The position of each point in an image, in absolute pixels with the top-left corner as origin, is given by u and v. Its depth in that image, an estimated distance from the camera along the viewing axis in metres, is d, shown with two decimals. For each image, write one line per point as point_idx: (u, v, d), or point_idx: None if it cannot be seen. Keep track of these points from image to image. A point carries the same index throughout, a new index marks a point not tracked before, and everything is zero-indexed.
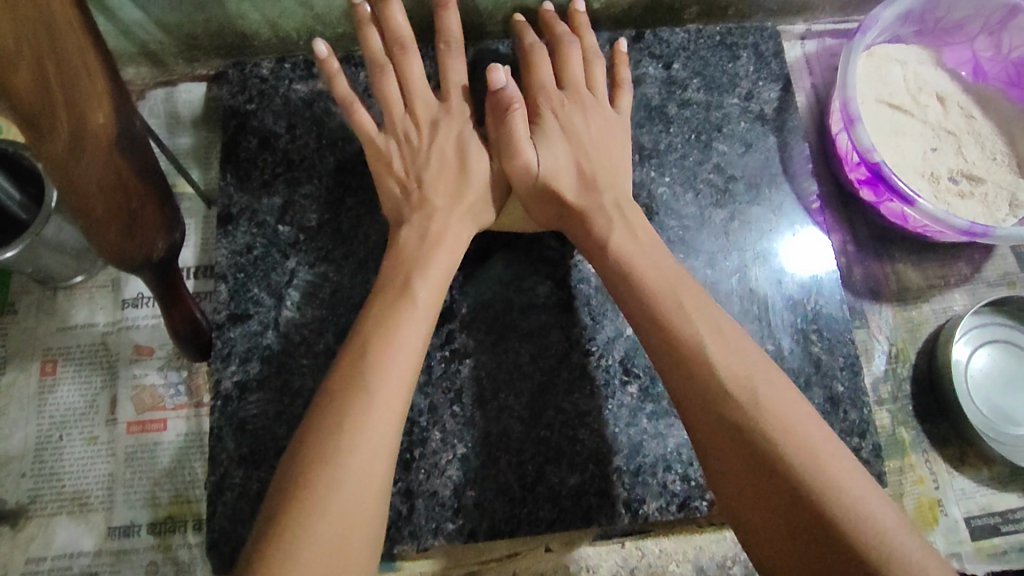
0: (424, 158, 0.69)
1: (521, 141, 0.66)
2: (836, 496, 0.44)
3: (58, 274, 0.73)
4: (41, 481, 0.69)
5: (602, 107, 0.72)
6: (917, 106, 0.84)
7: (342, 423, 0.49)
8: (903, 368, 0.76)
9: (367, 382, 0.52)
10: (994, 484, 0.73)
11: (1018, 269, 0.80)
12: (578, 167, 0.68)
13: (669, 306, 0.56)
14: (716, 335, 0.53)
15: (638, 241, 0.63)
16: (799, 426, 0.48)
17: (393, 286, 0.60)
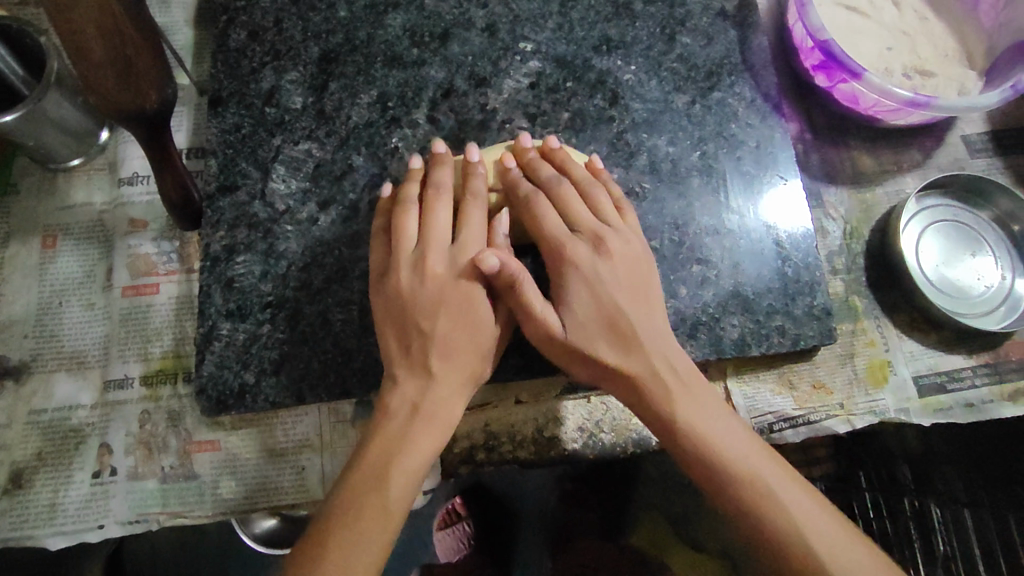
0: (442, 280, 0.64)
1: (545, 314, 0.62)
2: (774, 485, 0.56)
3: (59, 154, 0.79)
4: (42, 342, 0.74)
5: (625, 235, 0.68)
6: (873, 9, 0.89)
7: (393, 443, 0.58)
8: (857, 245, 0.81)
9: (424, 407, 0.60)
10: (941, 347, 0.78)
11: (966, 154, 0.86)
12: (611, 319, 0.63)
13: (631, 306, 0.64)
14: (666, 339, 0.63)
15: (686, 383, 0.61)
16: (719, 415, 0.59)
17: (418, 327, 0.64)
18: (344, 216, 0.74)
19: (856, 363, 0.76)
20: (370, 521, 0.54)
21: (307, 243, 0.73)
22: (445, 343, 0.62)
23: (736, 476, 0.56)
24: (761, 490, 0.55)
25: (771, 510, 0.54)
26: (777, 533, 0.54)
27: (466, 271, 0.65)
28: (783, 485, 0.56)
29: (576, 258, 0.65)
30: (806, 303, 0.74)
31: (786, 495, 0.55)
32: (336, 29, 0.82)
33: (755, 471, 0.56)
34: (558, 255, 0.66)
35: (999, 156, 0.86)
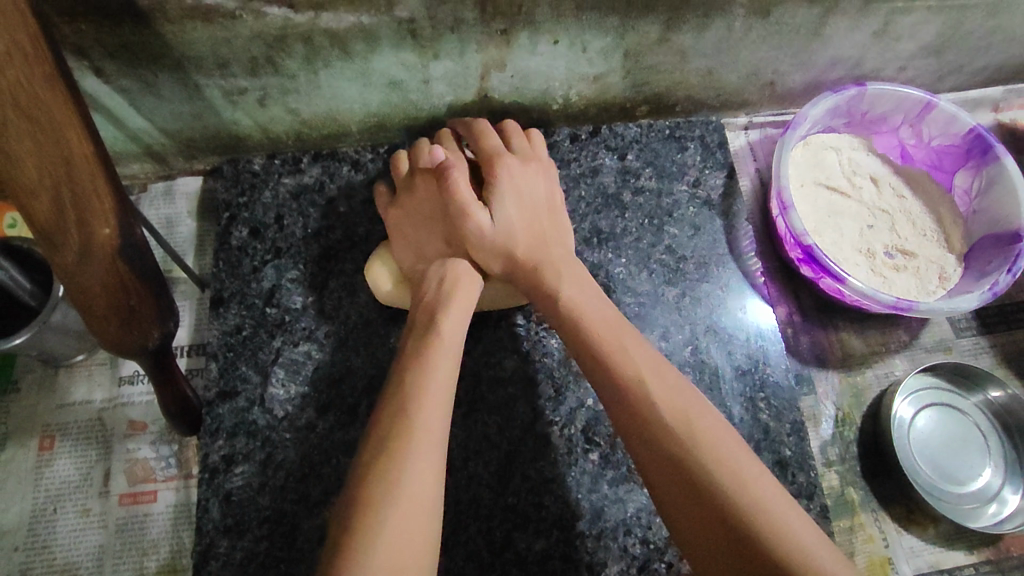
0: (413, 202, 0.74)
1: (471, 206, 0.69)
2: (687, 421, 0.55)
3: (61, 355, 0.79)
4: (34, 554, 0.73)
5: (549, 167, 0.77)
6: (852, 188, 0.90)
7: (412, 406, 0.57)
8: (849, 432, 0.82)
9: (426, 356, 0.62)
10: (940, 542, 0.78)
11: (952, 335, 0.88)
12: (528, 227, 0.71)
13: (618, 346, 0.62)
14: (661, 378, 0.59)
15: (591, 295, 0.68)
16: (637, 355, 0.61)
17: (423, 348, 0.63)
18: (343, 421, 0.75)
19: (857, 561, 0.76)
20: (399, 498, 0.51)
21: (306, 452, 0.74)
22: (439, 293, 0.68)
23: (661, 431, 0.55)
24: (676, 436, 0.55)
25: (687, 445, 0.54)
26: (677, 450, 0.54)
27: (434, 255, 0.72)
28: (690, 422, 0.55)
29: (502, 168, 0.72)
30: (801, 506, 0.75)
31: (698, 424, 0.55)
32: (335, 225, 0.84)
33: (664, 402, 0.57)
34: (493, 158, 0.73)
35: (982, 334, 0.88)
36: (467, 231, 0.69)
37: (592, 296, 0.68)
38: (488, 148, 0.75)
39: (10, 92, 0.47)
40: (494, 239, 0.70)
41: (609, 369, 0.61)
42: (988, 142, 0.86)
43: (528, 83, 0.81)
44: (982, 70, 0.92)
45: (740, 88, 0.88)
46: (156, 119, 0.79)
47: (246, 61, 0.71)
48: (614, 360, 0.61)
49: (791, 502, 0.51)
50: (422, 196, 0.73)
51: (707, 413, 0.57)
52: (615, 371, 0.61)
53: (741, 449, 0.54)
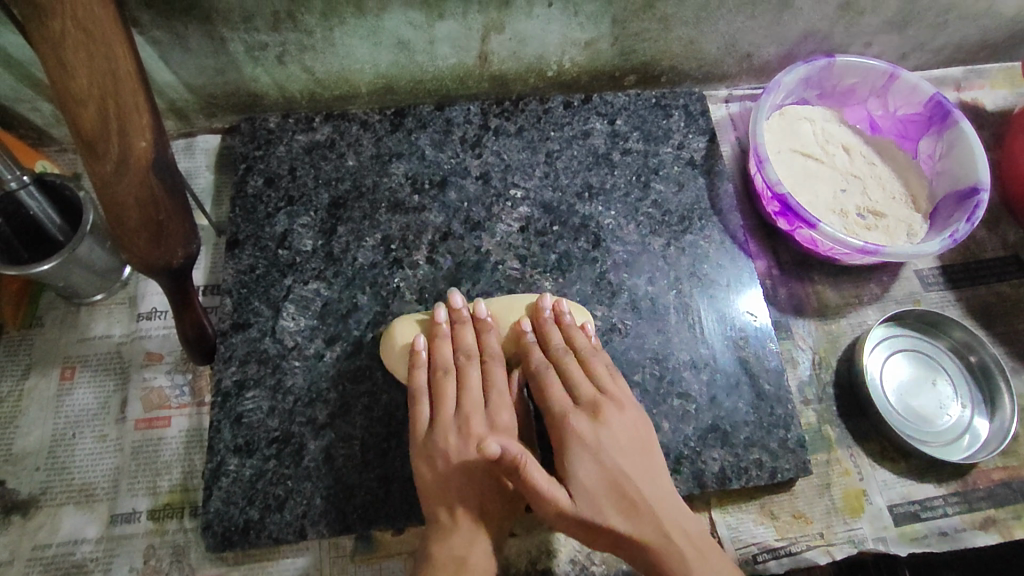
0: (471, 424, 0.71)
1: (572, 444, 0.69)
2: (689, 545, 0.66)
3: (83, 291, 0.84)
4: (53, 474, 0.77)
5: (623, 410, 0.72)
6: (826, 155, 0.97)
7: (455, 574, 0.65)
8: (825, 374, 0.87)
9: (466, 558, 0.66)
10: (912, 476, 0.82)
11: (920, 289, 0.94)
12: (597, 456, 0.68)
13: (639, 491, 0.67)
14: (660, 505, 0.67)
15: (652, 481, 0.69)
16: (653, 498, 0.67)
17: (445, 516, 0.68)
18: (348, 352, 0.80)
19: (833, 492, 0.80)
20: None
21: (313, 379, 0.78)
22: (476, 524, 0.68)
23: (662, 559, 0.65)
24: (662, 544, 0.65)
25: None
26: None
27: (473, 431, 0.70)
28: (693, 552, 0.65)
29: (568, 431, 0.70)
30: (780, 435, 0.79)
31: (693, 554, 0.65)
32: (344, 177, 0.90)
33: (670, 525, 0.66)
34: (572, 435, 0.70)
35: (949, 288, 0.94)
36: (540, 490, 0.64)
37: (636, 449, 0.70)
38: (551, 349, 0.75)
39: (67, 4, 0.55)
40: (571, 518, 0.65)
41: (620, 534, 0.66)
42: (946, 109, 0.93)
43: (526, 47, 0.88)
44: (942, 48, 1.00)
45: (720, 60, 0.96)
46: (182, 74, 0.85)
47: (269, 15, 0.78)
48: (628, 510, 0.66)
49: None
50: (464, 365, 0.74)
51: (703, 540, 0.67)
52: (619, 524, 0.66)
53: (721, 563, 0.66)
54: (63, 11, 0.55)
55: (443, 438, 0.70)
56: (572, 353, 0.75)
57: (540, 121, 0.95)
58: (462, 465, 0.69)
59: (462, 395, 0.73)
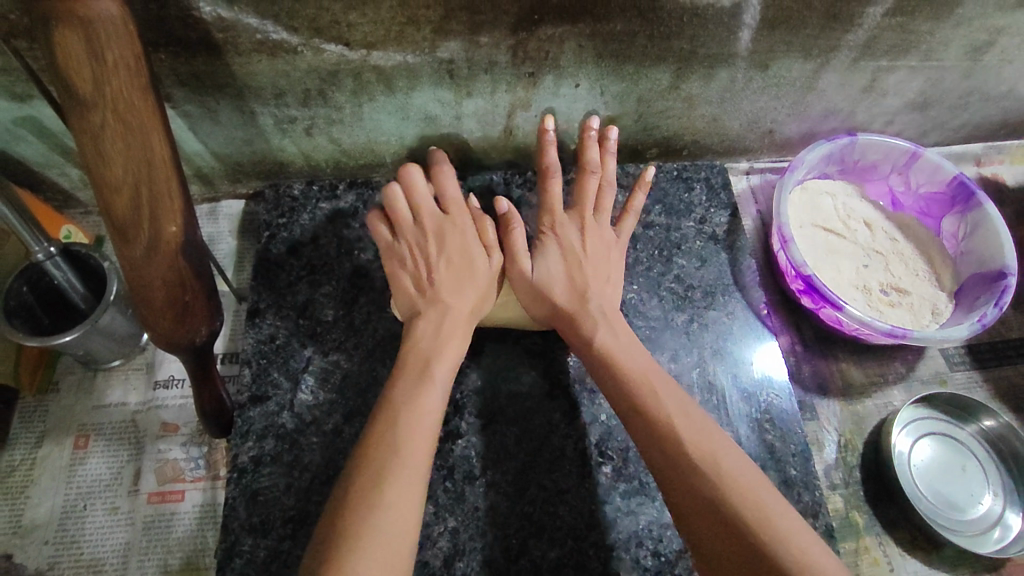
0: (436, 262, 0.77)
1: (520, 255, 0.79)
2: (696, 441, 0.62)
3: (101, 358, 0.84)
4: (62, 549, 0.75)
5: (603, 232, 0.82)
6: (848, 231, 0.97)
7: (409, 424, 0.64)
8: (852, 458, 0.85)
9: (424, 362, 0.70)
10: (944, 567, 0.80)
11: (946, 368, 0.92)
12: (568, 279, 0.78)
13: (676, 414, 0.65)
14: (707, 434, 0.63)
15: (619, 338, 0.73)
16: (614, 335, 0.73)
17: (413, 369, 0.70)
18: (366, 428, 0.78)
19: None
20: (383, 532, 0.56)
21: (331, 456, 0.77)
22: (438, 325, 0.73)
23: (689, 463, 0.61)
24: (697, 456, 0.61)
25: (681, 441, 0.62)
26: (669, 432, 0.64)
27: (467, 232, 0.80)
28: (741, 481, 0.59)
29: (554, 222, 0.82)
30: (808, 524, 0.77)
31: (700, 435, 0.63)
32: (367, 247, 0.90)
33: (670, 413, 0.65)
34: (546, 228, 0.81)
35: (975, 368, 0.93)
36: (513, 273, 0.79)
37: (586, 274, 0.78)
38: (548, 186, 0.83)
39: (109, 98, 0.54)
40: (531, 285, 0.78)
41: (603, 363, 0.71)
42: (969, 189, 0.93)
43: (550, 123, 0.89)
44: (963, 126, 1.01)
45: (741, 135, 0.97)
46: (211, 144, 0.86)
47: (300, 92, 0.79)
48: (592, 329, 0.74)
49: (782, 529, 0.56)
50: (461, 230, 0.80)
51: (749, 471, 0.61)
52: (655, 431, 0.64)
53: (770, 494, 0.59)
54: (104, 105, 0.54)
55: (416, 329, 0.74)
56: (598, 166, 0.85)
57: None
58: (445, 253, 0.78)
59: (443, 190, 0.82)
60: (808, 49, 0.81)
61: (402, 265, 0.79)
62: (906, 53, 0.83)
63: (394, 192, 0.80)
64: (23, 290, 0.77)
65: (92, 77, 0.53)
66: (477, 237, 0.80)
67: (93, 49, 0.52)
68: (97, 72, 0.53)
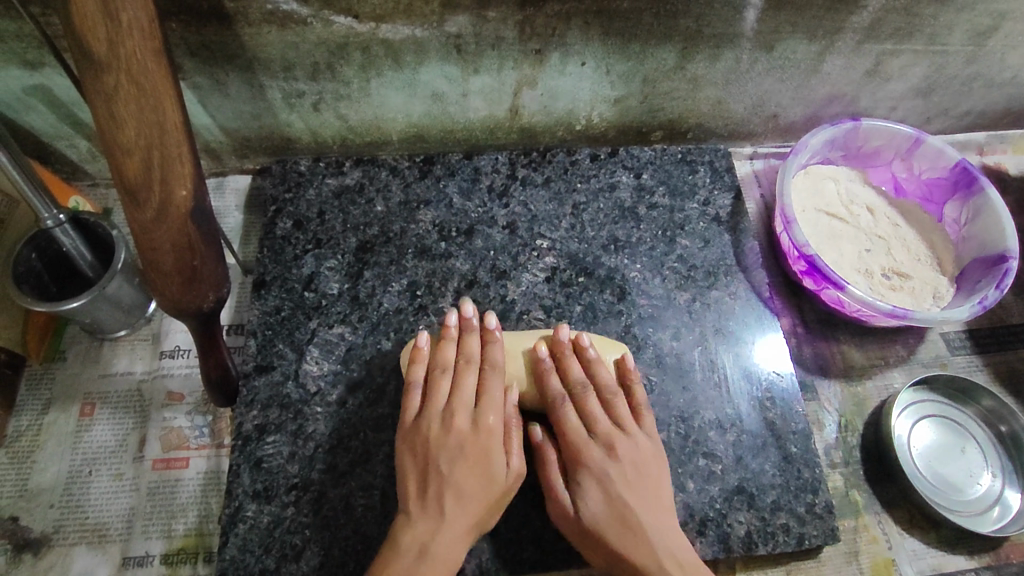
0: (451, 437, 0.68)
1: (547, 453, 0.71)
2: None
3: (107, 327, 0.84)
4: (67, 513, 0.76)
5: (642, 446, 0.72)
6: (850, 216, 0.97)
7: (400, 528, 0.65)
8: (852, 438, 0.86)
9: (457, 492, 0.66)
10: (942, 546, 0.80)
11: (947, 352, 0.93)
12: (608, 453, 0.70)
13: (665, 562, 0.65)
14: (688, 574, 0.65)
15: (659, 515, 0.68)
16: (609, 475, 0.69)
17: (415, 491, 0.67)
18: (370, 398, 0.79)
19: (861, 561, 0.78)
20: None
21: (334, 425, 0.78)
22: (460, 449, 0.68)
23: None
24: None
25: None
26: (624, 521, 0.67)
27: (490, 441, 0.69)
28: None
29: (583, 452, 0.70)
30: (807, 500, 0.78)
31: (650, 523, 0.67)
32: (372, 222, 0.91)
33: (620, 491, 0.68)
34: (580, 399, 0.73)
35: (976, 352, 0.93)
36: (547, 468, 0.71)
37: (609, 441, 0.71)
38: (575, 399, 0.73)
39: (123, 58, 0.57)
40: (572, 503, 0.69)
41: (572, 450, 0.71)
42: (972, 175, 0.94)
43: (556, 102, 0.90)
44: (966, 113, 1.02)
45: (746, 119, 0.98)
46: (220, 117, 0.87)
47: (309, 66, 0.79)
48: (592, 462, 0.70)
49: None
50: (476, 464, 0.68)
51: None
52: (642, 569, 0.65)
53: None
54: (118, 65, 0.57)
55: (427, 492, 0.67)
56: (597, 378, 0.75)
57: (567, 172, 0.96)
58: (474, 415, 0.70)
59: (462, 378, 0.72)
60: (812, 31, 0.81)
61: (421, 437, 0.69)
62: (910, 36, 0.84)
63: (410, 356, 0.74)
64: (33, 257, 0.78)
65: (106, 37, 0.56)
66: (501, 380, 0.72)
67: (108, 11, 0.55)
68: (111, 31, 0.56)
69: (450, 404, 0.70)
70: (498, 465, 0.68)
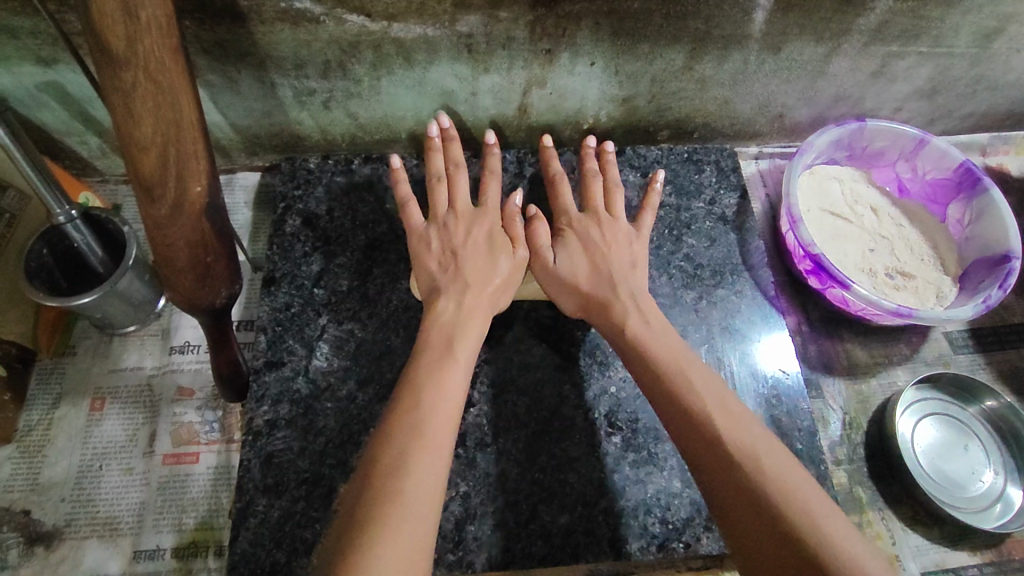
0: (457, 235, 0.79)
1: (544, 249, 0.80)
2: (735, 438, 0.59)
3: (118, 322, 0.85)
4: (78, 507, 0.77)
5: (618, 223, 0.83)
6: (854, 215, 0.98)
7: (450, 339, 0.69)
8: (856, 436, 0.86)
9: (479, 272, 0.76)
10: (945, 543, 0.81)
11: (950, 351, 0.94)
12: (597, 271, 0.78)
13: (702, 408, 0.62)
14: (734, 422, 0.60)
15: (651, 327, 0.73)
16: (613, 258, 0.79)
17: (436, 345, 0.69)
18: (379, 394, 0.80)
19: None
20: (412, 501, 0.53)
21: (345, 421, 0.78)
22: (472, 231, 0.79)
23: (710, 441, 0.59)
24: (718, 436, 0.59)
25: (714, 431, 0.60)
26: (669, 381, 0.66)
27: (490, 229, 0.80)
28: (766, 455, 0.57)
29: (572, 223, 0.83)
30: None
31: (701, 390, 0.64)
32: (381, 220, 0.91)
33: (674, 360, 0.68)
34: (565, 227, 0.83)
35: (978, 352, 0.94)
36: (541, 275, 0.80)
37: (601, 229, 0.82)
38: (558, 205, 0.86)
39: (142, 56, 0.56)
40: (558, 280, 0.79)
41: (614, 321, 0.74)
42: (976, 176, 0.95)
43: (564, 101, 0.90)
44: (969, 115, 1.03)
45: (752, 119, 0.98)
46: (230, 115, 0.87)
47: (320, 64, 0.80)
48: (596, 250, 0.80)
49: (770, 468, 0.56)
50: (481, 224, 0.81)
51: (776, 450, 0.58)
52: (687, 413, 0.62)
53: (807, 480, 0.55)
54: (137, 64, 0.56)
55: (436, 306, 0.73)
56: (601, 174, 0.89)
57: (574, 171, 0.97)
58: (471, 235, 0.79)
59: (455, 195, 0.83)
60: (820, 32, 0.82)
61: (427, 260, 0.78)
62: (917, 39, 0.85)
63: (404, 202, 0.84)
64: (44, 252, 0.78)
65: (125, 35, 0.54)
66: (503, 231, 0.81)
67: (127, 7, 0.53)
68: (130, 29, 0.54)
69: (452, 207, 0.82)
70: (509, 263, 0.78)
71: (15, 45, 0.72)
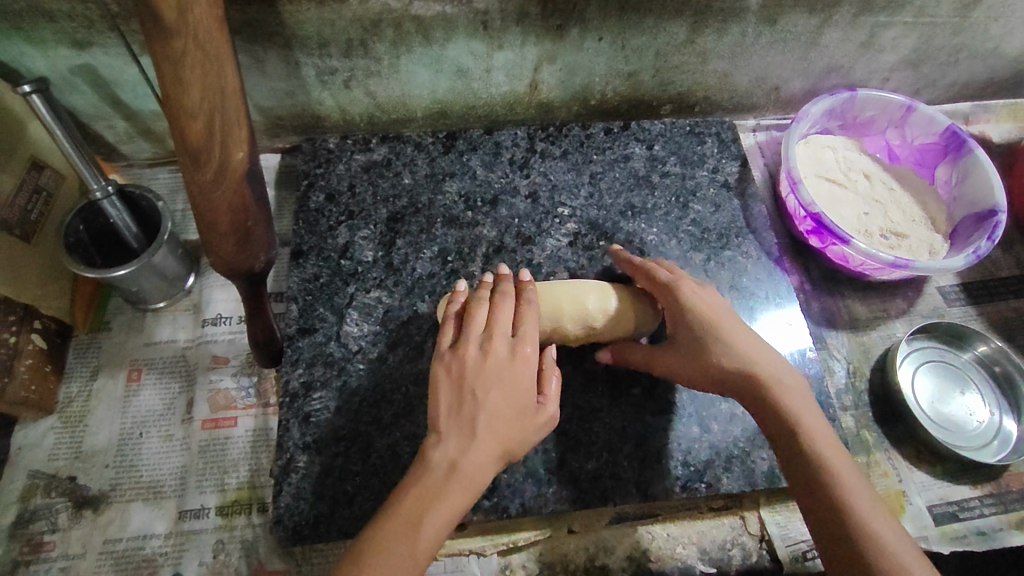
0: (484, 374, 0.65)
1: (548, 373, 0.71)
2: (825, 458, 0.65)
3: (152, 297, 0.88)
4: (121, 472, 0.79)
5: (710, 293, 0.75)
6: (848, 181, 1.04)
7: (423, 510, 0.60)
8: (860, 383, 0.91)
9: (493, 427, 0.63)
10: (948, 478, 0.86)
11: (944, 303, 0.99)
12: (681, 329, 0.72)
13: (801, 424, 0.67)
14: (832, 449, 0.66)
15: (760, 362, 0.70)
16: (740, 345, 0.70)
17: (439, 466, 0.62)
18: (409, 355, 0.83)
19: (875, 493, 0.84)
20: None
21: (378, 381, 0.82)
22: (496, 376, 0.65)
23: (801, 452, 0.66)
24: (808, 447, 0.66)
25: (812, 447, 0.66)
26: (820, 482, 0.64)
27: (519, 365, 0.67)
28: (842, 472, 0.64)
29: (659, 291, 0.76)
30: None
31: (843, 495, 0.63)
32: (402, 194, 0.95)
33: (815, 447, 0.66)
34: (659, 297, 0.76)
35: (970, 303, 0.99)
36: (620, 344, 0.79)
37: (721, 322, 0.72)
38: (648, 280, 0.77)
39: (191, 25, 0.60)
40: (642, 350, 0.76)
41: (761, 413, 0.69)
42: (961, 138, 1.01)
43: (573, 77, 0.95)
44: (951, 85, 1.09)
45: (749, 92, 1.03)
46: (255, 96, 0.91)
47: (343, 43, 0.84)
48: (722, 336, 0.70)
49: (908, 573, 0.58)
50: (504, 364, 0.66)
51: (849, 465, 0.66)
52: (781, 431, 0.68)
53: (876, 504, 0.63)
54: (187, 32, 0.60)
55: (427, 455, 0.63)
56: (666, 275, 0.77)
57: (583, 145, 1.02)
58: (497, 380, 0.65)
59: (495, 323, 0.69)
60: (811, 3, 0.88)
61: (438, 398, 0.65)
62: (901, 9, 0.91)
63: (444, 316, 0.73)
64: (80, 228, 0.82)
65: (177, 4, 0.58)
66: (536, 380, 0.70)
67: None
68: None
69: (484, 348, 0.67)
70: (523, 424, 0.66)
71: (54, 28, 0.76)
